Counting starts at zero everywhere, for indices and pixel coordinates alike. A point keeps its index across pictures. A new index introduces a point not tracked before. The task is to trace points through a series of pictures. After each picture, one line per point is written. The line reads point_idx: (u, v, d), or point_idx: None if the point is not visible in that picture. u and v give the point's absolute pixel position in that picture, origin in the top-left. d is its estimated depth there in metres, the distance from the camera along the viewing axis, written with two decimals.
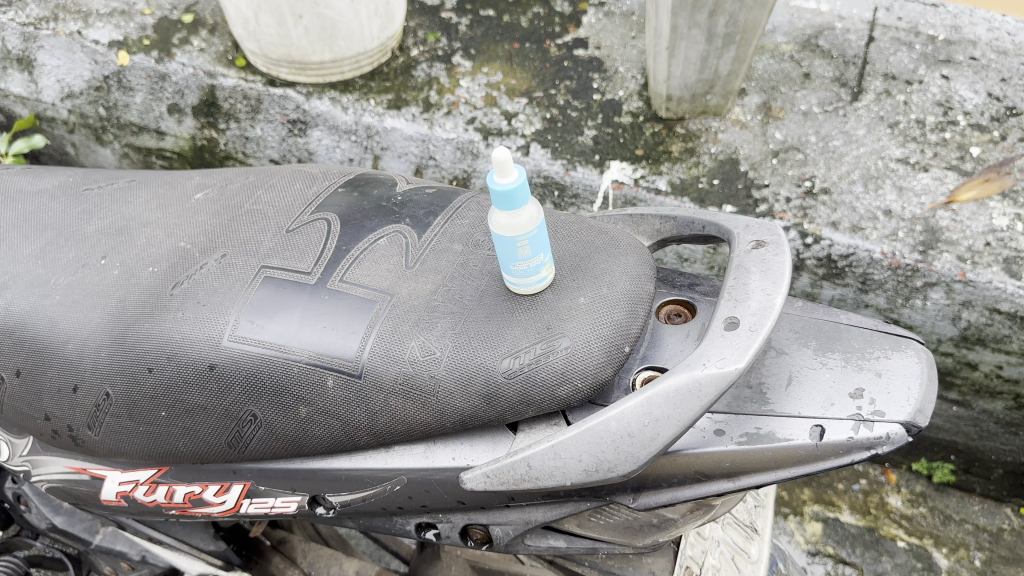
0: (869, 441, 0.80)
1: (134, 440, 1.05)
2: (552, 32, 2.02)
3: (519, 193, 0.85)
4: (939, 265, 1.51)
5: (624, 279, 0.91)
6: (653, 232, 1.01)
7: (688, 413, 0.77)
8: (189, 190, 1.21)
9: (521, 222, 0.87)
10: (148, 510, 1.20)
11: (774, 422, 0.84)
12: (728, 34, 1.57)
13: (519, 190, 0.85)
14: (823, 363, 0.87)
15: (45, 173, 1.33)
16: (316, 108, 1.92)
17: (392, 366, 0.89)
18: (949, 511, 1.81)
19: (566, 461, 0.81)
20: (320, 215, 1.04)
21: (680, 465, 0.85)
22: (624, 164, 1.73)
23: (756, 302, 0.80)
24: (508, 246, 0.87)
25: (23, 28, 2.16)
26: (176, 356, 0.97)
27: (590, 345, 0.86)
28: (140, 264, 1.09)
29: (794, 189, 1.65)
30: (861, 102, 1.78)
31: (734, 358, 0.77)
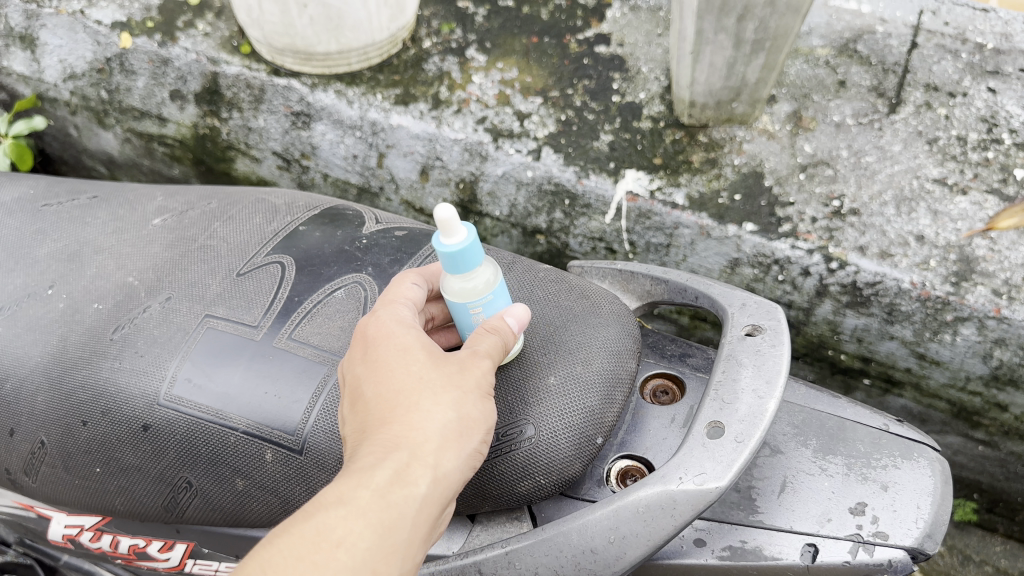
0: (868, 568, 0.69)
1: (71, 493, 0.97)
2: (573, 26, 1.90)
3: (472, 259, 0.76)
4: (972, 299, 1.35)
5: (602, 356, 0.80)
6: (642, 292, 0.91)
7: (660, 532, 0.67)
8: (149, 214, 1.11)
9: (476, 288, 0.78)
10: (95, 556, 1.12)
11: (763, 536, 0.73)
12: (758, 41, 1.42)
13: (472, 256, 0.76)
14: (823, 468, 0.75)
15: (10, 182, 1.25)
16: (321, 101, 1.81)
17: (336, 444, 0.82)
18: (969, 551, 1.67)
19: (521, 571, 0.71)
20: (275, 258, 0.94)
21: (656, 572, 0.76)
22: (641, 173, 1.61)
23: (746, 405, 0.69)
24: (462, 311, 0.80)
25: (26, 6, 2.07)
26: (110, 412, 0.88)
27: (557, 435, 0.76)
28: (86, 299, 1.00)
29: (821, 208, 1.50)
30: (899, 115, 1.62)
31: (715, 475, 0.66)
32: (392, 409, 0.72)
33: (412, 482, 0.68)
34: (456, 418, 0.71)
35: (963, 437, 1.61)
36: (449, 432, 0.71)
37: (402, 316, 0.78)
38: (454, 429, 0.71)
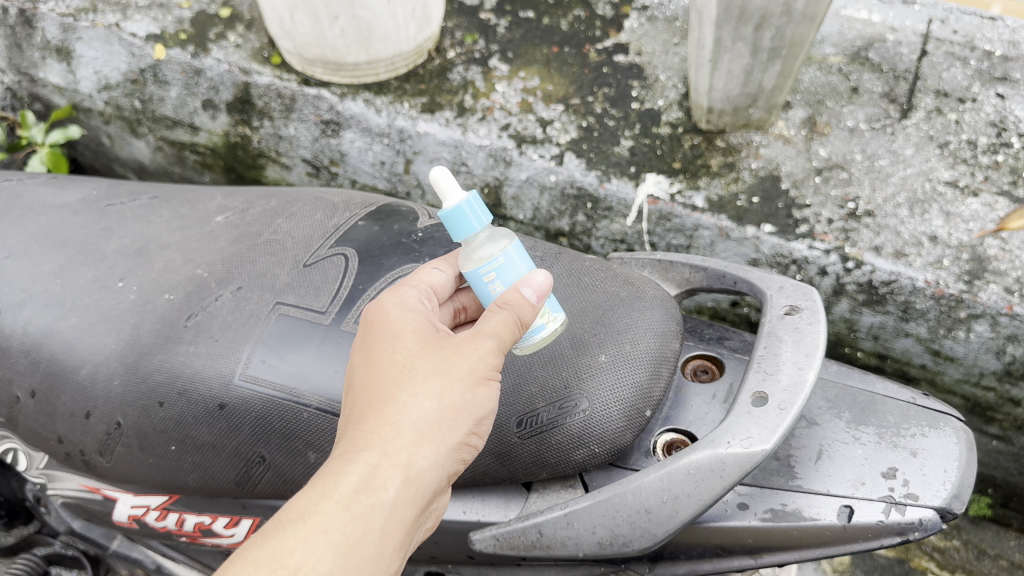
0: (900, 526, 0.75)
1: (144, 470, 1.03)
2: (592, 37, 1.97)
3: (469, 220, 0.88)
4: (984, 297, 1.43)
5: (649, 337, 0.87)
6: (681, 281, 0.97)
7: (709, 492, 0.73)
8: (211, 211, 1.19)
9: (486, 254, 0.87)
10: (159, 535, 1.19)
11: (802, 499, 0.79)
12: (774, 49, 1.49)
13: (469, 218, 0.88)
14: (856, 438, 0.82)
15: (70, 185, 1.32)
16: (350, 110, 1.88)
17: None
18: (984, 546, 1.69)
19: (579, 531, 0.78)
20: (339, 250, 1.01)
21: (700, 537, 0.81)
22: (661, 178, 1.67)
23: (787, 376, 0.76)
24: (480, 285, 0.88)
25: (62, 19, 2.11)
26: (187, 392, 0.95)
27: (609, 408, 0.82)
28: (156, 289, 1.07)
29: (837, 210, 1.58)
30: (911, 120, 1.71)
31: (761, 438, 0.72)
32: (373, 404, 0.75)
33: (383, 480, 0.71)
34: (436, 410, 0.75)
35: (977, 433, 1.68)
36: (428, 426, 0.74)
37: (398, 302, 0.83)
38: (434, 421, 0.75)
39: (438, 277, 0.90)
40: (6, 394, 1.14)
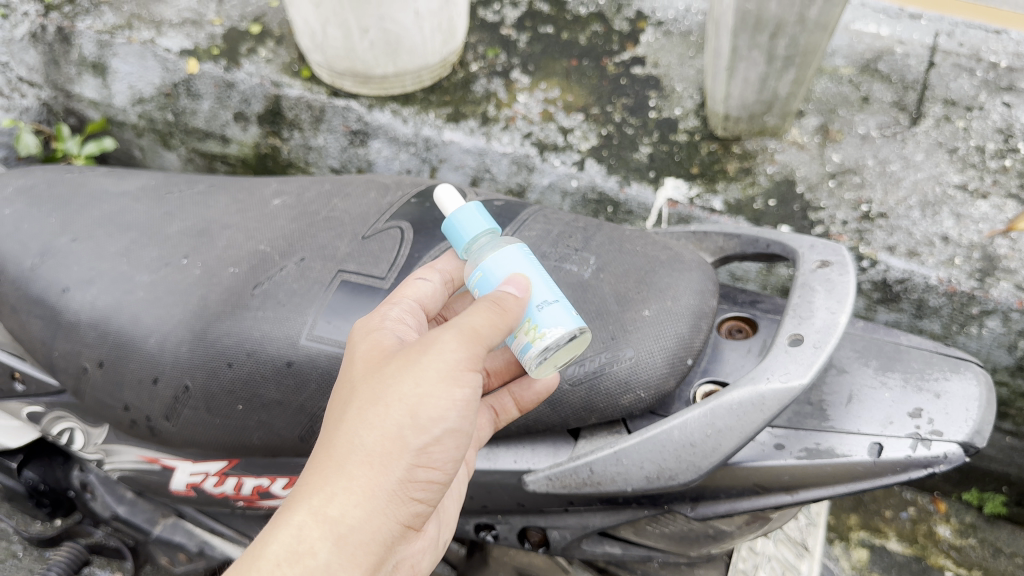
0: (926, 460, 0.82)
1: (210, 432, 1.10)
2: (610, 50, 2.05)
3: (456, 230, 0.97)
4: (996, 293, 1.51)
5: (688, 294, 0.94)
6: (716, 249, 1.10)
7: (750, 425, 0.81)
8: (267, 196, 1.26)
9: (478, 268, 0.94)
10: (216, 501, 1.25)
11: (834, 439, 0.87)
12: (788, 57, 1.56)
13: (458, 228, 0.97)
14: (883, 382, 0.91)
15: (129, 176, 1.35)
16: (378, 120, 1.91)
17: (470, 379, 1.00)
18: (999, 544, 1.74)
19: (627, 467, 0.85)
20: (394, 223, 1.13)
21: (739, 477, 0.88)
22: (679, 182, 1.73)
23: (821, 320, 0.85)
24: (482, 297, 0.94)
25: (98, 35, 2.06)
26: (256, 353, 1.03)
27: (654, 355, 0.89)
28: (220, 264, 1.14)
29: (851, 213, 1.66)
30: (920, 127, 1.81)
31: (798, 373, 0.81)
32: (315, 455, 0.77)
33: (311, 535, 0.72)
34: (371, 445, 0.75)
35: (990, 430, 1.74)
36: (364, 464, 0.75)
37: (367, 331, 0.86)
38: (371, 455, 0.75)
39: (424, 288, 0.93)
40: (72, 366, 1.17)
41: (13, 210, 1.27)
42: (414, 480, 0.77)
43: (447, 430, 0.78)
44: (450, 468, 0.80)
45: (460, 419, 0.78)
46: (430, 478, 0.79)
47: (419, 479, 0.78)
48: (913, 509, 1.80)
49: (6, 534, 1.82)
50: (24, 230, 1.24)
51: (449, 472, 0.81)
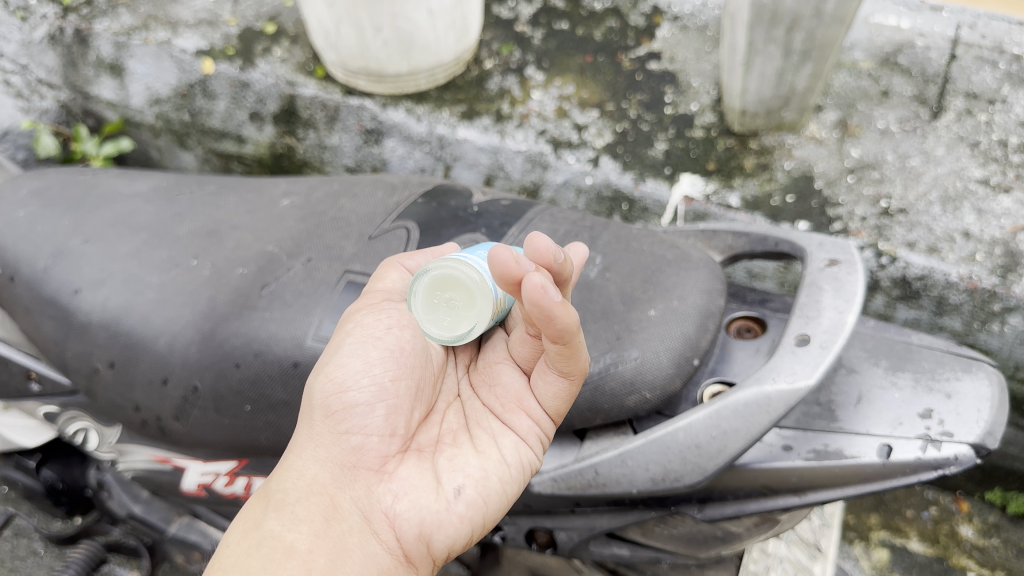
0: (936, 461, 0.81)
1: (218, 432, 1.10)
2: (626, 46, 2.03)
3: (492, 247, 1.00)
4: (1019, 290, 1.48)
5: (695, 293, 0.96)
6: (724, 247, 1.10)
7: (756, 426, 0.80)
8: (277, 196, 1.26)
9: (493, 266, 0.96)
10: (227, 501, 1.25)
11: (842, 440, 0.86)
12: (805, 51, 1.54)
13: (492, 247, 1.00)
14: (893, 383, 0.90)
15: (141, 177, 1.35)
16: (392, 119, 1.90)
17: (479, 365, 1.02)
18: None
19: (633, 468, 0.85)
20: (401, 224, 1.13)
21: (746, 479, 0.87)
22: (695, 179, 1.71)
23: (828, 319, 0.85)
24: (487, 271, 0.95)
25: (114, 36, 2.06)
26: (263, 353, 1.04)
27: (659, 355, 0.91)
28: (229, 265, 1.15)
29: (870, 209, 1.64)
30: (941, 121, 1.78)
31: (804, 374, 0.80)
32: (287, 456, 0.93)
33: (254, 514, 0.85)
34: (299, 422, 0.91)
35: (1013, 428, 1.71)
36: (296, 434, 0.91)
37: None
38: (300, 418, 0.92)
39: None
40: (84, 366, 1.17)
41: (26, 212, 1.27)
42: (332, 416, 0.89)
43: (344, 361, 0.91)
44: (372, 393, 0.90)
45: (356, 344, 0.92)
46: (348, 405, 0.89)
47: (337, 410, 0.89)
48: (935, 509, 1.77)
49: (27, 531, 1.83)
50: (37, 232, 1.24)
51: (372, 396, 0.90)
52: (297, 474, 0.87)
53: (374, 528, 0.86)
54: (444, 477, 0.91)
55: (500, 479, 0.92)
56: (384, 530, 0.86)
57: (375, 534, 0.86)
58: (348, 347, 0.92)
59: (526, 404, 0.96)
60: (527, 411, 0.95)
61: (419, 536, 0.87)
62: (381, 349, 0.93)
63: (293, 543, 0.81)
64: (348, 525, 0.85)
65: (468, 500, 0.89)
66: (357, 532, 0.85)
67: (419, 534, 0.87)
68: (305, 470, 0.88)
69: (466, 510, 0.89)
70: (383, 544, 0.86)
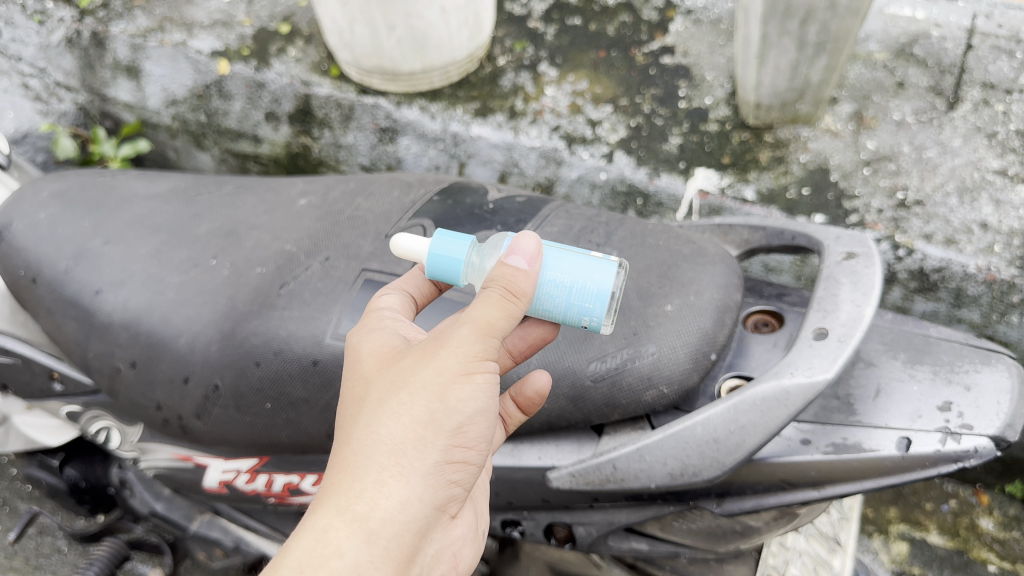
0: (956, 454, 0.82)
1: (239, 430, 1.12)
2: (639, 40, 2.03)
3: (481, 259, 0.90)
4: None
5: (712, 288, 0.96)
6: (740, 241, 1.10)
7: (774, 420, 0.80)
8: (294, 196, 1.27)
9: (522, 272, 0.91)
10: (248, 498, 1.27)
11: (861, 434, 0.86)
12: (820, 43, 1.53)
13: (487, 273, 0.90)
14: (912, 375, 0.91)
15: (159, 177, 1.35)
16: (406, 117, 1.91)
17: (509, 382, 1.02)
18: None
19: (651, 463, 0.85)
20: (417, 222, 1.13)
21: (765, 473, 0.87)
22: (710, 173, 1.71)
23: (846, 313, 0.85)
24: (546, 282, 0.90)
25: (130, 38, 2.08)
26: (283, 351, 1.05)
27: (676, 351, 0.91)
28: (248, 264, 1.16)
29: (887, 201, 1.63)
30: (958, 112, 1.77)
31: (822, 368, 0.81)
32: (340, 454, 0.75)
33: (338, 539, 0.70)
34: (400, 429, 0.74)
35: None
36: (393, 460, 0.73)
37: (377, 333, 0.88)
38: (400, 446, 0.73)
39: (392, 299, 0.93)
40: (106, 366, 1.18)
41: (47, 213, 1.28)
42: (450, 463, 0.76)
43: (482, 409, 0.77)
44: (485, 450, 0.80)
45: (489, 401, 0.78)
46: (466, 458, 0.78)
47: (457, 454, 0.77)
48: (954, 501, 1.76)
49: (51, 529, 1.86)
50: (58, 234, 1.25)
51: (484, 453, 0.80)
52: (394, 498, 0.72)
53: (440, 568, 0.80)
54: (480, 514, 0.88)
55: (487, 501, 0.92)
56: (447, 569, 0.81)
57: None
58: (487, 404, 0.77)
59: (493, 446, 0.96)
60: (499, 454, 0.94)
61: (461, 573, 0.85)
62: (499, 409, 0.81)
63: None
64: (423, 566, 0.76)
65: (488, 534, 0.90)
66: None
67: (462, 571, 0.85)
68: (405, 503, 0.73)
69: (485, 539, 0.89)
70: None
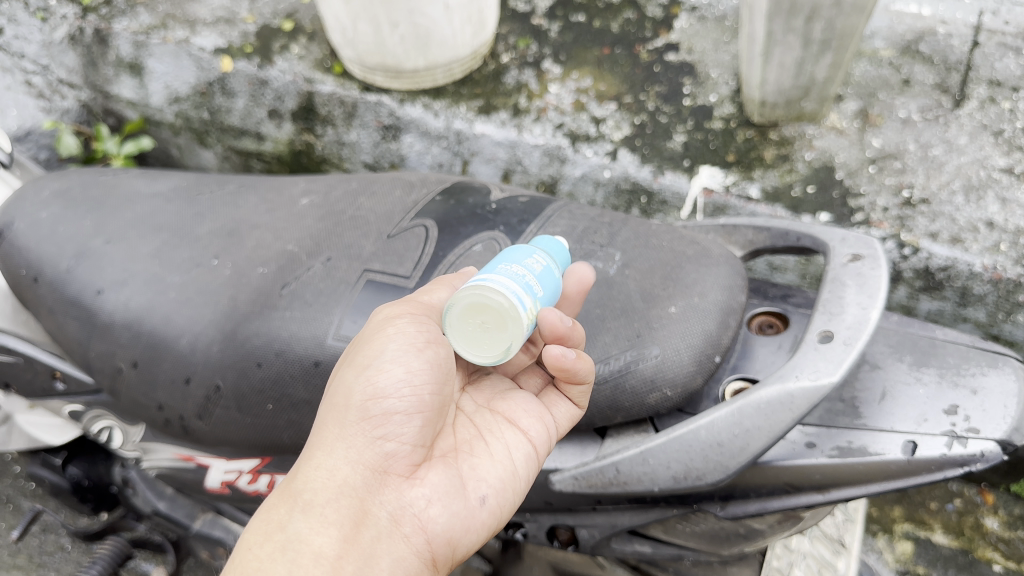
0: (962, 458, 0.81)
1: (241, 430, 1.11)
2: (643, 37, 2.02)
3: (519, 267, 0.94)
4: None
5: (716, 289, 0.96)
6: (745, 242, 1.09)
7: (779, 424, 0.80)
8: (296, 195, 1.26)
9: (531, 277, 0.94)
10: (250, 498, 1.27)
11: (867, 437, 0.85)
12: (825, 40, 1.52)
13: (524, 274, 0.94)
14: (918, 378, 0.90)
15: (161, 176, 1.35)
16: (409, 115, 1.91)
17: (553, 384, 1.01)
18: None
19: (654, 467, 0.85)
20: (419, 222, 1.13)
21: (769, 476, 0.87)
22: (715, 171, 1.70)
23: (852, 316, 0.84)
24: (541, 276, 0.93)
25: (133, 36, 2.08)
26: (285, 352, 1.04)
27: (681, 353, 0.91)
28: (250, 264, 1.15)
29: (892, 199, 1.62)
30: (964, 110, 1.76)
31: (827, 371, 0.80)
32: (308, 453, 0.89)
33: (278, 514, 0.80)
34: (324, 412, 0.87)
35: None
36: (320, 436, 0.85)
37: None
38: (322, 425, 0.86)
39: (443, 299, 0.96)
40: (107, 366, 1.18)
41: (49, 212, 1.28)
42: (369, 419, 0.85)
43: (388, 360, 0.86)
44: (411, 400, 0.86)
45: (400, 350, 0.87)
46: (388, 408, 0.85)
47: (376, 412, 0.85)
48: (960, 501, 1.75)
49: (54, 527, 1.85)
50: (59, 233, 1.25)
51: (413, 404, 0.86)
52: (324, 471, 0.83)
53: (403, 531, 0.83)
54: (469, 483, 0.89)
55: (514, 487, 0.91)
56: (413, 532, 0.83)
57: (404, 538, 0.82)
58: (391, 351, 0.86)
59: (544, 415, 0.96)
60: (543, 425, 0.96)
61: (446, 541, 0.85)
62: (424, 359, 0.88)
63: (325, 550, 0.77)
64: (376, 529, 0.81)
65: (492, 508, 0.89)
66: (385, 538, 0.81)
67: (446, 537, 0.85)
68: (334, 469, 0.83)
69: (489, 517, 0.89)
70: (411, 546, 0.83)
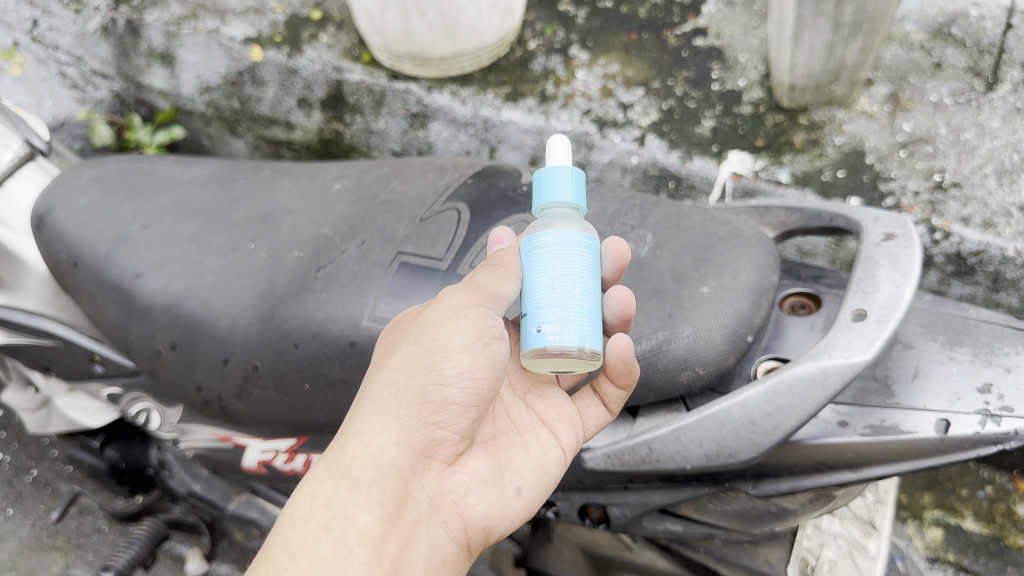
0: (995, 437, 0.81)
1: (278, 410, 1.13)
2: (671, 22, 2.01)
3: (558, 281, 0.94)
4: None
5: (749, 270, 0.96)
6: (778, 223, 1.10)
7: (812, 402, 0.80)
8: (329, 180, 1.28)
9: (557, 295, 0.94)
10: (287, 478, 1.29)
11: (899, 415, 0.86)
12: (856, 23, 1.51)
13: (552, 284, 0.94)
14: (950, 357, 0.90)
15: (197, 162, 1.37)
16: (437, 102, 1.92)
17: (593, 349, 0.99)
18: None
19: (686, 445, 0.86)
20: (451, 206, 1.14)
21: (801, 455, 0.88)
22: (744, 156, 1.70)
23: (885, 294, 0.85)
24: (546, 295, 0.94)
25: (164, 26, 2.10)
26: (321, 333, 1.06)
27: (713, 333, 0.91)
28: (286, 248, 1.17)
29: (923, 183, 1.61)
30: (996, 93, 1.74)
31: (860, 349, 0.80)
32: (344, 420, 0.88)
33: (324, 488, 0.82)
34: (379, 386, 0.86)
35: None
36: (373, 409, 0.85)
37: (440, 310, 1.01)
38: (377, 399, 0.86)
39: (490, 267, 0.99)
40: (147, 349, 1.21)
41: (88, 199, 1.30)
42: (428, 405, 0.86)
43: (455, 349, 0.86)
44: (470, 392, 0.88)
45: (468, 340, 0.87)
46: (447, 398, 0.87)
47: (435, 400, 0.86)
48: (990, 487, 1.74)
49: (91, 509, 1.90)
50: (98, 219, 1.27)
51: (470, 397, 0.88)
52: (373, 449, 0.84)
53: (442, 516, 0.87)
54: (506, 473, 0.94)
55: (546, 481, 0.96)
56: (451, 518, 0.88)
57: (442, 523, 0.87)
58: (461, 341, 0.86)
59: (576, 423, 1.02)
60: (574, 432, 1.01)
61: (481, 528, 0.90)
62: (489, 352, 0.88)
63: (371, 530, 0.79)
64: (418, 513, 0.84)
65: (525, 500, 0.94)
66: (425, 522, 0.85)
67: (481, 524, 0.90)
68: (383, 448, 0.84)
69: (523, 508, 0.94)
70: (449, 532, 0.87)
